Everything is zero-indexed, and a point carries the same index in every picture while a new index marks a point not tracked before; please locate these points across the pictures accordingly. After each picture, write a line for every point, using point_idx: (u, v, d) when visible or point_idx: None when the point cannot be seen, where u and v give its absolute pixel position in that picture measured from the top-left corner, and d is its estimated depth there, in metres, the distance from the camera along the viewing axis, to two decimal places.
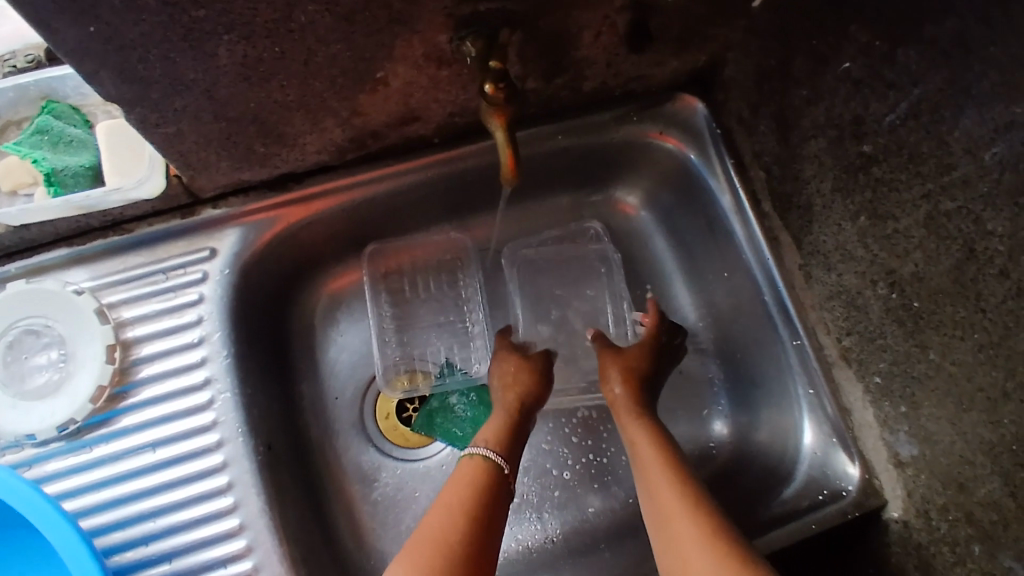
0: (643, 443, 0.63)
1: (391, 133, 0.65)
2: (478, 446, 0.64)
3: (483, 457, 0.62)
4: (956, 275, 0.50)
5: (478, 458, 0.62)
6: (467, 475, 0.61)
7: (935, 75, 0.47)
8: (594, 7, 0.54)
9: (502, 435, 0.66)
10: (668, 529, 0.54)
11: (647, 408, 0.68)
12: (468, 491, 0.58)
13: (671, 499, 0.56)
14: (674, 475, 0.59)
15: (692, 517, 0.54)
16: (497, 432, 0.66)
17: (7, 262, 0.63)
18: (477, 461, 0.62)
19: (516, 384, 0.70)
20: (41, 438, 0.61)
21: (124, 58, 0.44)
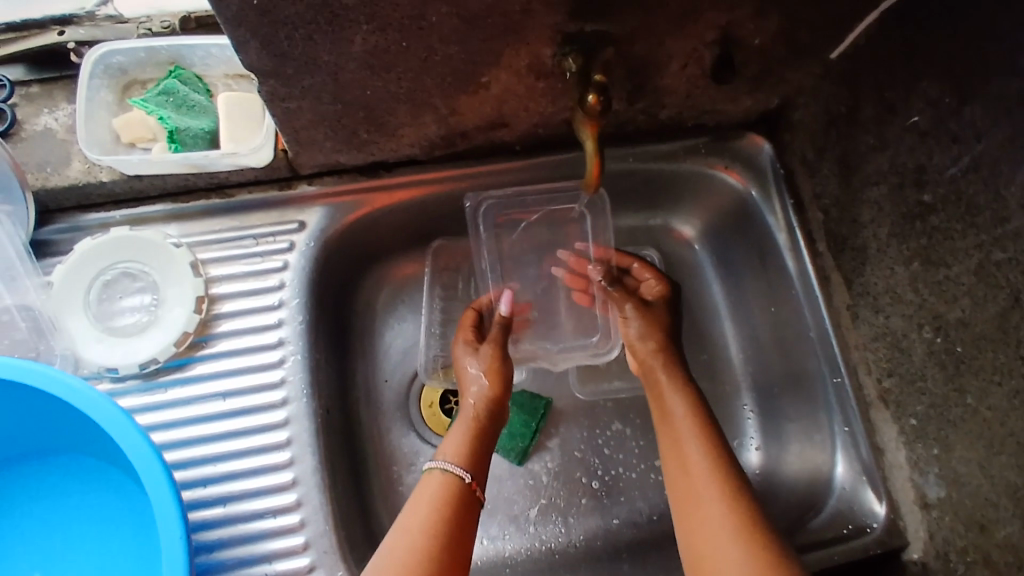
0: (681, 414, 0.65)
1: (479, 135, 0.70)
2: (439, 460, 0.63)
3: (447, 470, 0.61)
4: (1000, 321, 0.53)
5: (439, 471, 0.61)
6: (435, 489, 0.60)
7: (1000, 133, 0.51)
8: (687, 40, 0.59)
9: (467, 446, 0.64)
10: (695, 518, 0.57)
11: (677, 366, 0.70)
12: (432, 511, 0.58)
13: (703, 484, 0.58)
14: (714, 459, 0.60)
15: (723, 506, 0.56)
16: (460, 443, 0.64)
17: (112, 208, 0.69)
18: (440, 476, 0.61)
19: (475, 387, 0.69)
20: (122, 372, 0.65)
21: (273, 32, 0.50)
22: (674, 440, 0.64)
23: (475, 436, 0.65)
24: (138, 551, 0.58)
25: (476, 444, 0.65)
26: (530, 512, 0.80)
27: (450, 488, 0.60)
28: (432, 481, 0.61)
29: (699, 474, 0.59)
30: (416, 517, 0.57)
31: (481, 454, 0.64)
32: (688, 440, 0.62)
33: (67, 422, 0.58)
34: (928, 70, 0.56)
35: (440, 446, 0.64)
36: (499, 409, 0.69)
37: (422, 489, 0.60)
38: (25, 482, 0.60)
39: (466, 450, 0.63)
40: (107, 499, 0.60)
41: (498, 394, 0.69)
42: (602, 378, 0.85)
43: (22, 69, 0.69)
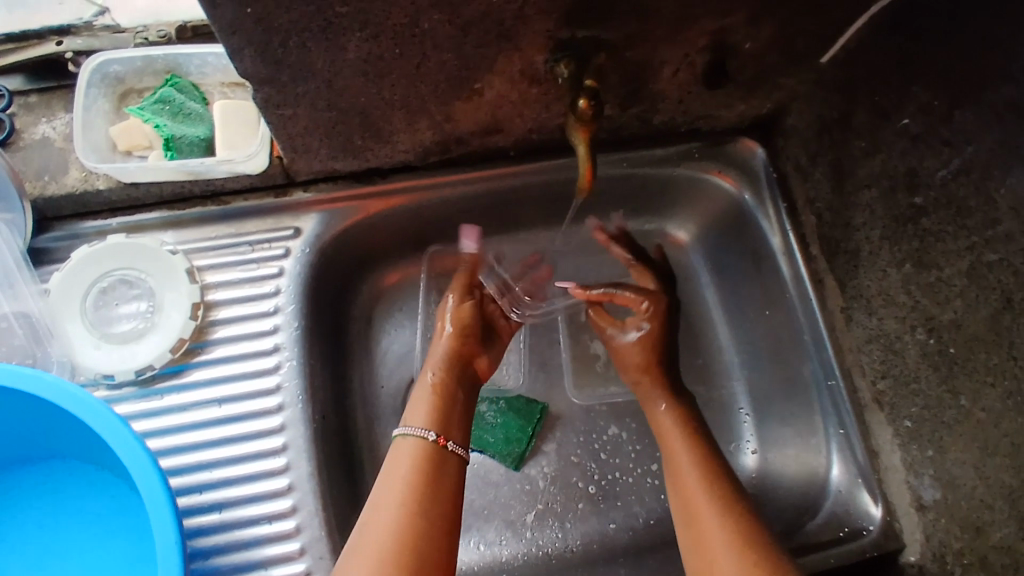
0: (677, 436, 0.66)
1: (473, 141, 0.70)
2: (404, 427, 0.64)
3: (413, 435, 0.62)
4: (993, 323, 0.53)
5: (402, 438, 0.62)
6: (409, 457, 0.61)
7: (989, 136, 0.52)
8: (679, 45, 0.60)
9: (431, 409, 0.65)
10: (690, 523, 0.58)
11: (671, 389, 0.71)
12: (402, 483, 0.58)
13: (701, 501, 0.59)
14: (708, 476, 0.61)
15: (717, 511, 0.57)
16: (427, 408, 0.65)
17: (109, 216, 0.69)
18: (403, 442, 0.62)
19: (435, 360, 0.70)
20: (118, 379, 0.65)
21: (268, 40, 0.51)
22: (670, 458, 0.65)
23: (438, 400, 0.67)
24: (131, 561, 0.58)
25: (442, 409, 0.66)
26: (527, 517, 0.80)
27: (422, 456, 0.61)
28: (404, 449, 0.61)
29: (692, 482, 0.61)
30: (390, 492, 0.58)
31: (450, 414, 0.66)
32: (680, 451, 0.64)
33: (67, 432, 0.58)
34: (918, 74, 0.57)
35: (405, 415, 0.65)
36: (462, 371, 0.71)
37: (393, 461, 0.61)
38: (21, 492, 0.60)
39: (430, 411, 0.65)
40: (104, 504, 0.60)
41: (455, 355, 0.71)
42: (599, 383, 0.85)
43: (20, 79, 0.69)
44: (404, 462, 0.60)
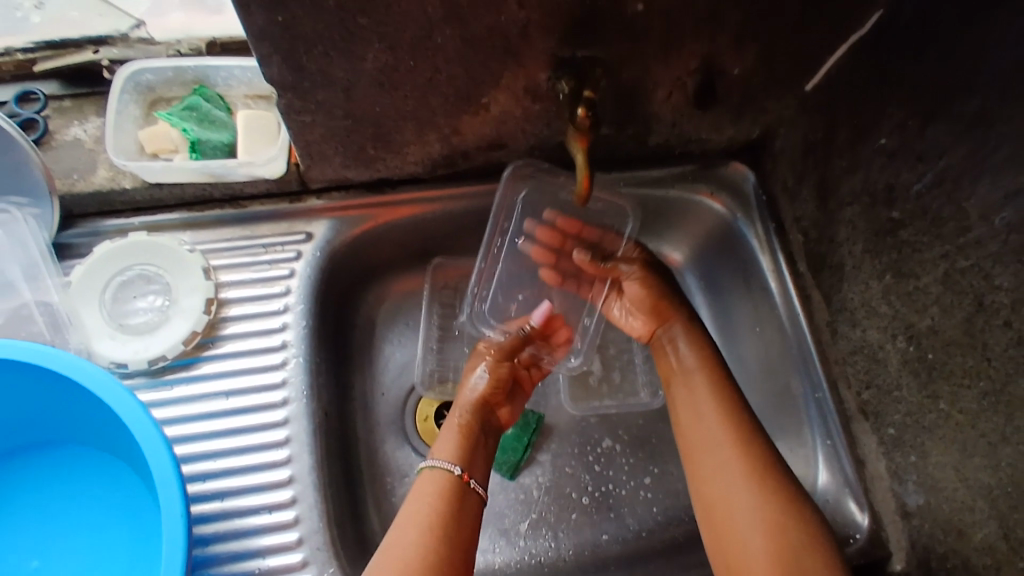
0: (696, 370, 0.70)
1: (479, 155, 0.75)
2: (432, 460, 0.67)
3: (436, 467, 0.65)
4: (967, 327, 0.56)
5: (430, 470, 0.65)
6: (434, 486, 0.64)
7: (958, 149, 0.56)
8: (671, 68, 0.65)
9: (457, 450, 0.67)
10: (717, 496, 0.63)
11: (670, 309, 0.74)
12: (430, 505, 0.62)
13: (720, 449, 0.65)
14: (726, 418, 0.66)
15: (750, 490, 0.61)
16: (451, 443, 0.67)
17: (132, 215, 0.73)
18: (430, 473, 0.65)
19: (462, 405, 0.72)
20: (131, 368, 0.68)
21: (295, 48, 0.55)
22: (688, 390, 0.70)
23: (463, 439, 0.68)
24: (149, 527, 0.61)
25: (467, 448, 0.68)
26: (521, 526, 0.81)
27: (446, 486, 0.64)
28: (430, 479, 0.64)
29: (724, 454, 0.64)
30: (410, 515, 0.61)
31: (473, 452, 0.68)
32: (702, 396, 0.68)
33: (94, 412, 0.61)
34: (894, 95, 0.61)
35: (432, 450, 0.68)
36: (486, 418, 0.72)
37: (417, 491, 0.64)
38: (43, 470, 0.64)
39: (457, 451, 0.67)
40: (125, 482, 0.63)
41: (483, 400, 0.72)
42: (593, 397, 0.88)
43: (56, 85, 0.74)
44: (425, 489, 0.64)
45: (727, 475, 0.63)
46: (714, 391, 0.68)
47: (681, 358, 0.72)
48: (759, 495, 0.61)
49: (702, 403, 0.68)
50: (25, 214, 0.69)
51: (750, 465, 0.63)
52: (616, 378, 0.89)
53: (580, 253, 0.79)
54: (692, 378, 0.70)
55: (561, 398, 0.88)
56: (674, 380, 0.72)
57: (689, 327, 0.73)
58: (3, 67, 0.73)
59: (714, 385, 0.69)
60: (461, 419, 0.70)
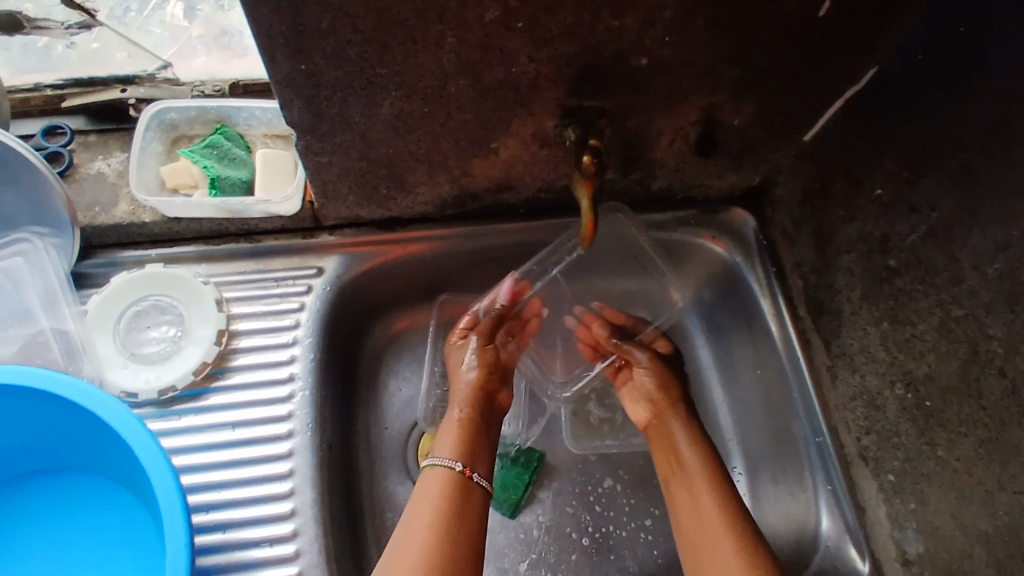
0: (694, 464, 0.71)
1: (487, 196, 0.77)
2: (434, 457, 0.69)
3: (436, 464, 0.67)
4: (962, 374, 0.57)
5: (433, 467, 0.67)
6: (440, 483, 0.66)
7: (950, 202, 0.57)
8: (674, 118, 0.67)
9: (455, 443, 0.69)
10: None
11: (675, 407, 0.78)
12: (442, 493, 0.65)
13: (718, 542, 0.64)
14: (724, 508, 0.66)
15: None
16: (453, 437, 0.70)
17: (149, 247, 0.75)
18: (434, 470, 0.67)
19: (458, 400, 0.74)
20: (141, 398, 0.69)
21: (315, 94, 0.58)
22: (687, 486, 0.70)
23: (462, 432, 0.71)
24: (153, 561, 0.62)
25: (467, 441, 0.70)
26: (520, 566, 0.81)
27: (450, 485, 0.65)
28: (435, 476, 0.66)
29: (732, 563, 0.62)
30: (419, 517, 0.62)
31: (473, 440, 0.71)
32: (701, 489, 0.68)
33: (109, 446, 0.62)
34: (888, 149, 0.64)
35: (434, 447, 0.70)
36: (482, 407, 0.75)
37: (423, 490, 0.65)
38: (54, 497, 0.65)
39: (457, 445, 0.69)
40: (130, 514, 0.64)
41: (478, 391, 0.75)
42: (595, 436, 0.88)
43: (82, 120, 0.77)
44: (431, 490, 0.65)
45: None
46: (715, 492, 0.68)
47: (681, 456, 0.72)
48: None
49: (701, 502, 0.67)
50: (47, 243, 0.71)
51: (756, 573, 0.61)
52: (619, 419, 0.90)
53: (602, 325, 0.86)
54: (692, 480, 0.70)
55: (563, 435, 0.88)
56: (671, 478, 0.72)
57: (691, 427, 0.75)
58: (32, 102, 0.76)
59: (715, 487, 0.68)
60: (463, 411, 0.73)
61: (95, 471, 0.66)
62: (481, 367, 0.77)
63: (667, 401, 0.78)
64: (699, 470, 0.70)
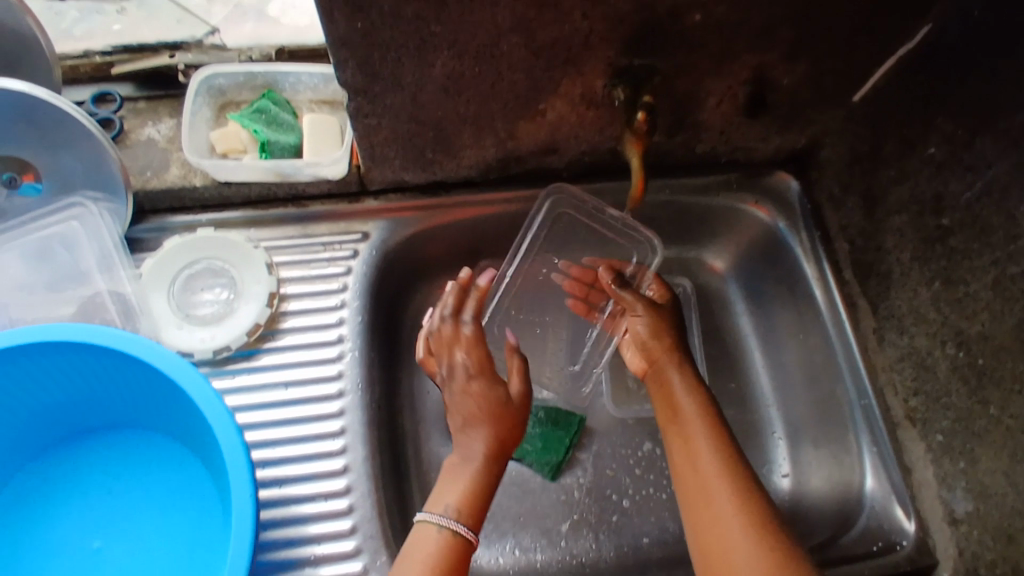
0: (692, 414, 0.67)
1: (531, 160, 0.77)
2: (438, 514, 0.61)
3: (444, 528, 0.60)
4: (1017, 332, 0.57)
5: (438, 528, 0.60)
6: (435, 543, 0.60)
7: (1010, 159, 0.57)
8: (724, 78, 0.67)
9: (474, 503, 0.62)
10: (721, 550, 0.57)
11: (676, 351, 0.72)
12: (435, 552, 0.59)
13: (716, 486, 0.61)
14: (723, 454, 0.63)
15: (753, 544, 0.56)
16: (470, 498, 0.62)
17: (200, 212, 0.77)
18: (438, 532, 0.60)
19: (492, 442, 0.65)
20: (197, 358, 0.71)
21: (369, 54, 0.58)
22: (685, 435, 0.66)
23: (479, 488, 0.63)
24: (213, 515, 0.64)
25: (478, 494, 0.63)
26: (562, 527, 0.82)
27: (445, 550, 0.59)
28: (428, 537, 0.60)
29: (723, 505, 0.59)
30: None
31: (481, 499, 0.63)
32: (698, 436, 0.65)
33: (171, 402, 0.63)
34: (944, 106, 0.63)
35: (435, 496, 0.63)
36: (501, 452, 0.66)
37: (416, 548, 0.60)
38: (113, 454, 0.67)
39: (474, 507, 0.62)
40: (189, 470, 0.66)
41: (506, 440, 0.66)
42: (635, 400, 0.89)
43: (131, 87, 0.77)
44: (426, 546, 0.60)
45: (728, 526, 0.58)
46: (713, 439, 0.64)
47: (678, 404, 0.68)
48: (762, 547, 0.56)
49: (699, 449, 0.64)
50: (101, 208, 0.72)
51: (755, 516, 0.58)
52: None
53: (604, 272, 0.76)
54: (690, 429, 0.66)
55: (603, 400, 0.89)
56: (669, 430, 0.68)
57: (691, 378, 0.70)
58: (82, 69, 0.77)
59: (713, 434, 0.65)
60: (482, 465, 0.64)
61: (153, 429, 0.68)
62: (503, 423, 0.66)
63: (665, 346, 0.72)
64: (699, 418, 0.66)
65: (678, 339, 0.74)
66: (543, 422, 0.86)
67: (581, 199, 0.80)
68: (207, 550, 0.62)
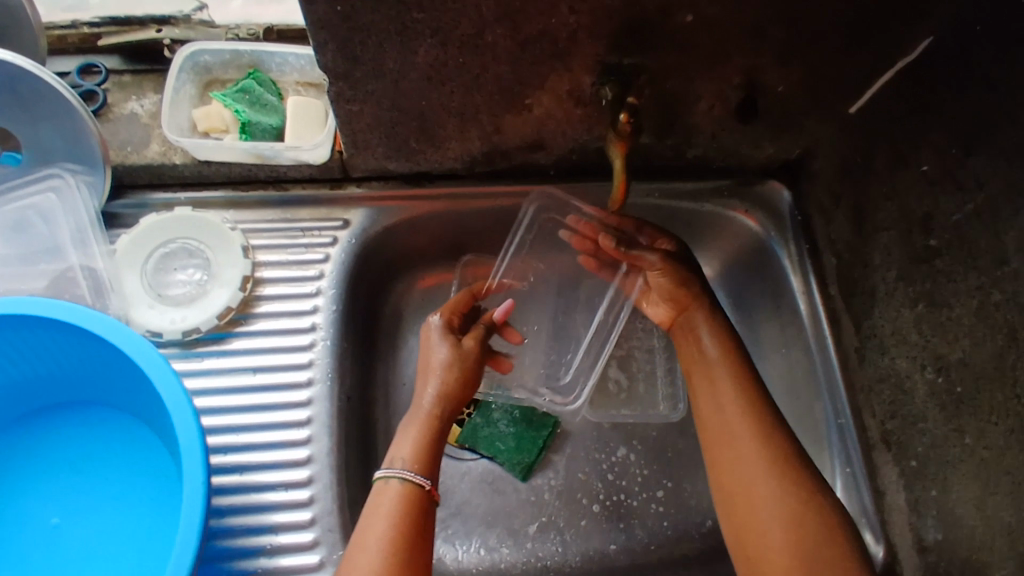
0: (716, 356, 0.68)
1: (517, 155, 0.76)
2: (393, 467, 0.63)
3: (404, 479, 0.61)
4: (997, 360, 0.55)
5: (397, 480, 0.62)
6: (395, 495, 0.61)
7: (1000, 181, 0.55)
8: (715, 81, 0.65)
9: (424, 451, 0.64)
10: (740, 493, 0.61)
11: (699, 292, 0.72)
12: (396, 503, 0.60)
13: (739, 428, 0.63)
14: (746, 397, 0.65)
15: (777, 487, 0.59)
16: (417, 444, 0.65)
17: (179, 190, 0.76)
18: (398, 483, 0.61)
19: (444, 393, 0.69)
20: (166, 338, 0.70)
21: (350, 38, 0.57)
22: (708, 377, 0.68)
23: (430, 436, 0.66)
24: (171, 499, 0.63)
25: (431, 443, 0.66)
26: (529, 528, 0.81)
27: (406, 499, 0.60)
28: (387, 491, 0.61)
29: (748, 448, 0.62)
30: (369, 538, 0.57)
31: (432, 450, 0.65)
32: (721, 378, 0.67)
33: (133, 382, 0.63)
34: (937, 122, 0.61)
35: (392, 449, 0.65)
36: (453, 406, 0.69)
37: (377, 504, 0.61)
38: (75, 431, 0.66)
39: (422, 452, 0.64)
40: (151, 452, 0.65)
41: (455, 393, 0.69)
42: (612, 405, 0.87)
43: (118, 59, 0.76)
44: (387, 502, 0.60)
45: (749, 468, 0.61)
46: (735, 382, 0.66)
47: (702, 346, 0.70)
48: (782, 488, 0.59)
49: (722, 391, 0.66)
50: (78, 180, 0.71)
51: (774, 459, 0.61)
52: (639, 389, 0.89)
53: (606, 239, 0.76)
54: (714, 370, 0.68)
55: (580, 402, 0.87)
56: (691, 370, 0.70)
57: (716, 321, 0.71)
58: (69, 40, 0.76)
59: (736, 376, 0.67)
60: (429, 412, 0.67)
61: (118, 408, 0.67)
62: (455, 373, 0.70)
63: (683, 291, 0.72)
64: (723, 361, 0.68)
65: (703, 285, 0.73)
66: (518, 421, 0.86)
67: (568, 202, 0.80)
68: (163, 535, 0.62)
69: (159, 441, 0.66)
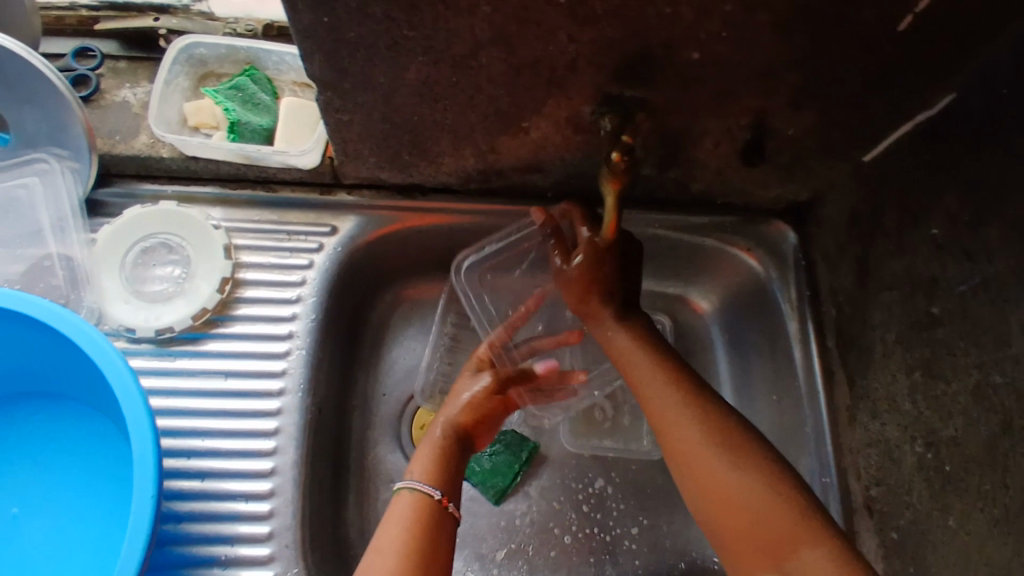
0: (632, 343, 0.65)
1: (514, 175, 0.73)
2: (408, 479, 0.62)
3: (415, 488, 0.60)
4: (990, 446, 0.52)
5: (408, 490, 0.60)
6: (408, 503, 0.59)
7: (1011, 257, 0.51)
8: (722, 120, 0.62)
9: (435, 467, 0.63)
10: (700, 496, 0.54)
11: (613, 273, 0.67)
12: (413, 507, 0.59)
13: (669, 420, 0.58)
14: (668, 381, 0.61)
15: (731, 476, 0.53)
16: (428, 461, 0.63)
17: (166, 183, 0.74)
18: (410, 493, 0.60)
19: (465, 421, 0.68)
20: (139, 334, 0.69)
21: (337, 49, 0.54)
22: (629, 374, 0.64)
23: (443, 456, 0.64)
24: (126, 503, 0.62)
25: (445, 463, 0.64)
26: (497, 554, 0.79)
27: (421, 505, 0.59)
28: (401, 501, 0.60)
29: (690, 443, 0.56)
30: (384, 540, 0.56)
31: (448, 470, 0.63)
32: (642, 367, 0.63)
33: (97, 380, 0.61)
34: (952, 185, 0.57)
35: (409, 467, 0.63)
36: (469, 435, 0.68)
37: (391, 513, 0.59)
38: (39, 423, 0.65)
39: (434, 469, 0.62)
40: (111, 451, 0.64)
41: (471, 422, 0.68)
42: (594, 435, 0.85)
43: (115, 45, 0.75)
44: (400, 509, 0.59)
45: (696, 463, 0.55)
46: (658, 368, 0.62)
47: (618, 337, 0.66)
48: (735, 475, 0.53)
49: (646, 383, 0.62)
50: (63, 166, 0.69)
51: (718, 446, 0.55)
52: (623, 421, 0.86)
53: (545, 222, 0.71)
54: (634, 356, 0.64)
55: (560, 431, 0.85)
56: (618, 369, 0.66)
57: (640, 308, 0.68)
58: (67, 21, 0.75)
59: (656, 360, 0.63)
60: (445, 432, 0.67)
61: (83, 403, 0.66)
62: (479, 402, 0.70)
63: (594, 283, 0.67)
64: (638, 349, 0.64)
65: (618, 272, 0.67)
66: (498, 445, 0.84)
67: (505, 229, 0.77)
68: (116, 538, 0.61)
69: (121, 440, 0.64)
